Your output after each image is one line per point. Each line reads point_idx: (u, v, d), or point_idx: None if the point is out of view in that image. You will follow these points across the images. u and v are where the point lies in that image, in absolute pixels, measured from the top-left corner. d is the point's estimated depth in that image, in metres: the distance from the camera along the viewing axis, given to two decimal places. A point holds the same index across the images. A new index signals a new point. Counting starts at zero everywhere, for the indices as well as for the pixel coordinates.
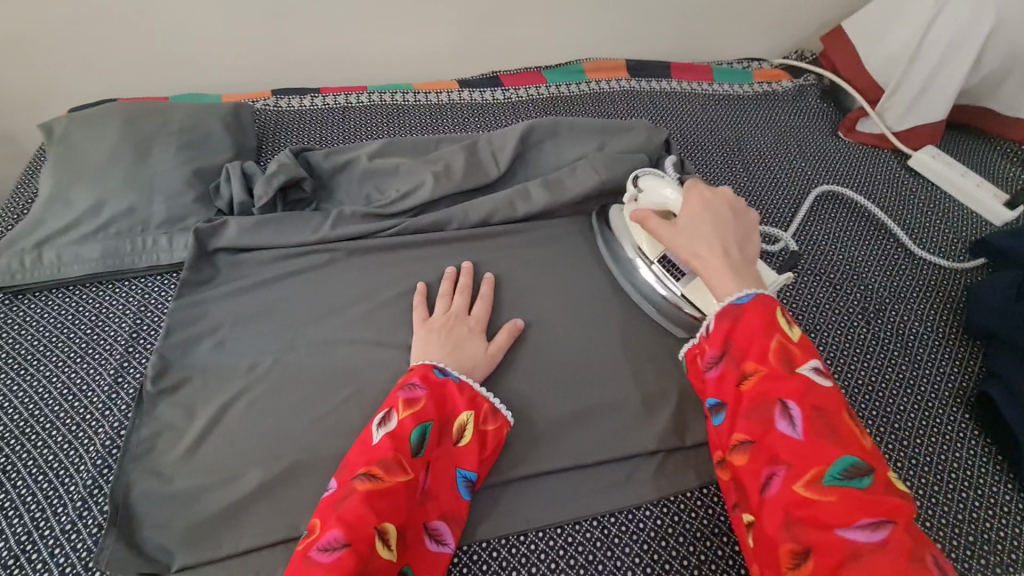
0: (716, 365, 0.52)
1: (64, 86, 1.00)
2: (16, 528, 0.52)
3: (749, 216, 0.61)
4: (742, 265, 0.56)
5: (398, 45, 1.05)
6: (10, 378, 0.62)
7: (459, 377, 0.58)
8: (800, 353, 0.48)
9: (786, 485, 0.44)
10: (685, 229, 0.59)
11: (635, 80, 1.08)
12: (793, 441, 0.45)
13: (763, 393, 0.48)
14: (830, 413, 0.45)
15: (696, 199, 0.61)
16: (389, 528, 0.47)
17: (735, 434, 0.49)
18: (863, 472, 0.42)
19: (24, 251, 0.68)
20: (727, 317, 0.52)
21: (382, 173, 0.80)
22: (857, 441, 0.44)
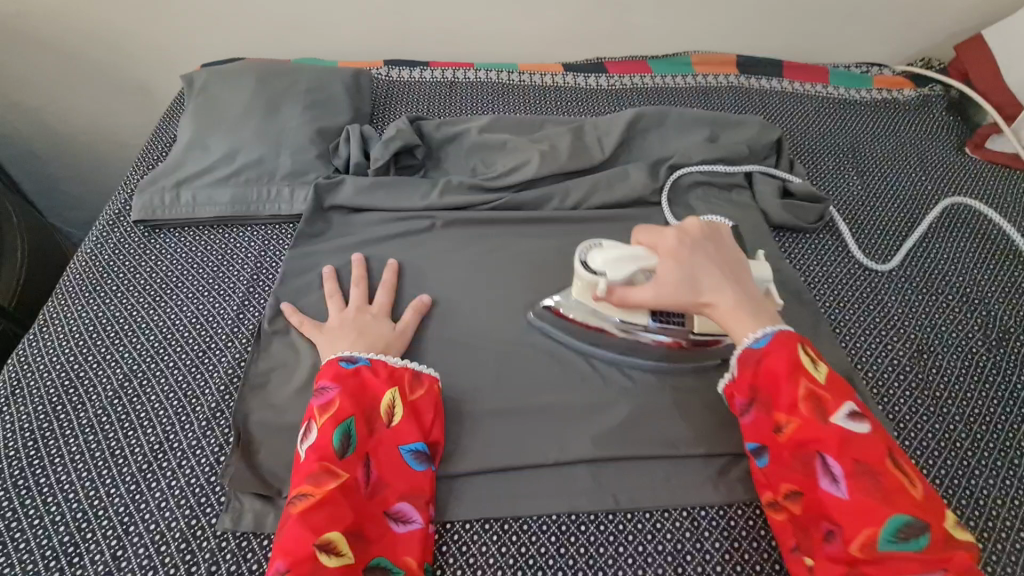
0: (752, 409, 0.54)
1: (199, 43, 1.08)
2: (149, 437, 0.57)
3: (721, 231, 0.61)
4: (747, 299, 0.56)
5: (508, 23, 1.06)
6: (146, 303, 0.67)
7: (368, 361, 0.58)
8: (830, 400, 0.50)
9: (844, 543, 0.46)
10: (681, 287, 0.55)
11: (744, 76, 1.04)
12: (841, 499, 0.46)
13: (806, 444, 0.49)
14: (875, 468, 0.47)
15: (672, 237, 0.58)
16: (335, 535, 0.47)
17: (784, 484, 0.50)
18: (918, 531, 0.44)
19: (165, 190, 0.74)
20: (749, 363, 0.54)
21: (489, 148, 0.82)
22: (905, 492, 0.46)
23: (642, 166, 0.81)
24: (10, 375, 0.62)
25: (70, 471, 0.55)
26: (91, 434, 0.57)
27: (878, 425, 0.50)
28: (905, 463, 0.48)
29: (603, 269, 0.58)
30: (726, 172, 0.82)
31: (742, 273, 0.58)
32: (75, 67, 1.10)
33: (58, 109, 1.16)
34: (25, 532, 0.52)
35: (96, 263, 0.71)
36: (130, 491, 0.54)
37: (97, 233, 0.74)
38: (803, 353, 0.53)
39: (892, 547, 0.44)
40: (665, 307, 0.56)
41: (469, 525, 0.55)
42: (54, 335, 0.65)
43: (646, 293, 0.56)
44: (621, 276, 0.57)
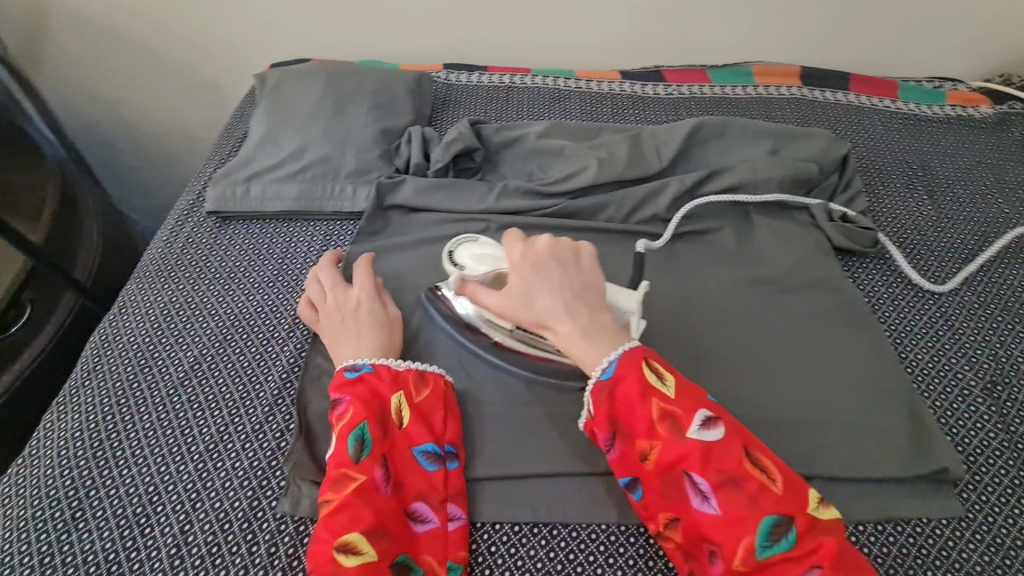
0: (616, 443, 0.52)
1: (269, 45, 1.13)
2: (216, 418, 0.60)
3: (582, 252, 0.58)
4: (591, 325, 0.54)
5: (567, 29, 1.07)
6: (216, 290, 0.71)
7: (371, 366, 0.57)
8: (681, 414, 0.48)
9: (725, 562, 0.44)
10: (520, 304, 0.55)
11: (808, 88, 1.02)
12: (713, 516, 0.45)
13: (672, 465, 0.47)
14: (733, 473, 0.46)
15: (519, 253, 0.57)
16: (355, 535, 0.47)
17: (661, 512, 0.48)
18: (785, 530, 0.44)
19: (238, 183, 0.78)
20: (603, 394, 0.52)
21: (547, 154, 0.82)
22: (767, 491, 0.45)
23: (701, 177, 0.80)
24: (92, 353, 0.66)
25: (143, 446, 0.58)
26: (164, 412, 0.61)
27: (732, 424, 0.49)
28: (763, 457, 0.47)
29: (465, 262, 0.61)
30: (791, 201, 0.80)
31: (594, 296, 0.56)
32: (154, 64, 1.16)
33: (136, 102, 1.23)
34: (102, 500, 0.55)
35: (171, 250, 0.75)
36: (198, 469, 0.57)
37: (173, 222, 0.78)
38: (649, 370, 0.51)
39: (768, 553, 0.43)
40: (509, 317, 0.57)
41: (517, 527, 0.55)
42: (132, 317, 0.69)
43: (493, 300, 0.57)
44: (478, 272, 0.60)
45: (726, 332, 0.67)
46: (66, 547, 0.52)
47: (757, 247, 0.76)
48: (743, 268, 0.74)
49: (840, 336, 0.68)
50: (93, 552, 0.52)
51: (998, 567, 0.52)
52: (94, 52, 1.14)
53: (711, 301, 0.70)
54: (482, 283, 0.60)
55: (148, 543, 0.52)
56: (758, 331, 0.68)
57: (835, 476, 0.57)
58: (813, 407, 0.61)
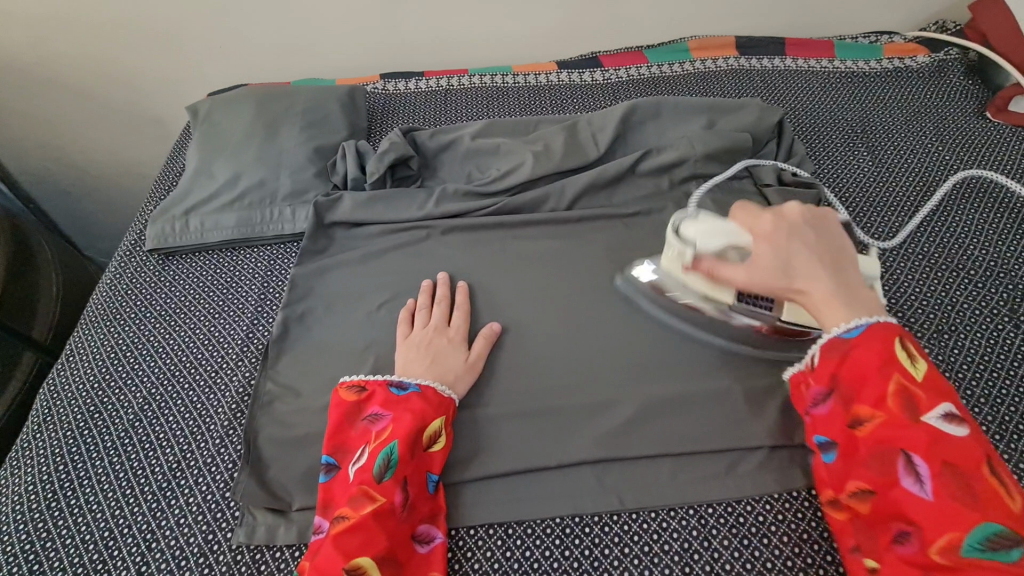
0: (829, 402, 0.51)
1: (207, 74, 1.12)
2: (168, 456, 0.60)
3: (828, 218, 0.56)
4: (848, 289, 0.52)
5: (499, 25, 1.06)
6: (162, 328, 0.70)
7: (417, 387, 0.57)
8: (925, 397, 0.46)
9: (923, 545, 0.43)
10: (775, 272, 0.53)
11: (745, 58, 1.02)
12: (926, 500, 0.44)
13: (888, 441, 0.46)
14: (968, 471, 0.43)
15: (768, 221, 0.55)
16: (365, 560, 0.47)
17: (858, 480, 0.48)
18: (1010, 545, 0.41)
19: (175, 218, 0.77)
20: (835, 354, 0.51)
21: (483, 153, 0.82)
22: (1000, 502, 0.42)
23: (638, 161, 0.80)
24: (42, 404, 0.66)
25: (97, 492, 0.58)
26: (117, 456, 0.60)
27: (976, 429, 0.46)
28: (1003, 472, 0.44)
29: (694, 238, 0.60)
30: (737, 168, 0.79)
31: (847, 265, 0.54)
32: (93, 107, 1.16)
33: (82, 146, 1.23)
34: (57, 550, 0.55)
35: (115, 293, 0.75)
36: (151, 510, 0.56)
37: (117, 264, 0.78)
38: (901, 348, 0.49)
39: (975, 555, 0.41)
40: (755, 288, 0.54)
41: (474, 530, 0.55)
42: (80, 364, 0.69)
43: (736, 272, 0.55)
44: (711, 247, 0.58)
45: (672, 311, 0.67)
46: None
47: None
48: None
49: None
50: None
51: None
52: (31, 101, 1.13)
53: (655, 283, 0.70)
54: (713, 257, 0.58)
55: None
56: None
57: (782, 444, 0.57)
58: (760, 377, 0.62)
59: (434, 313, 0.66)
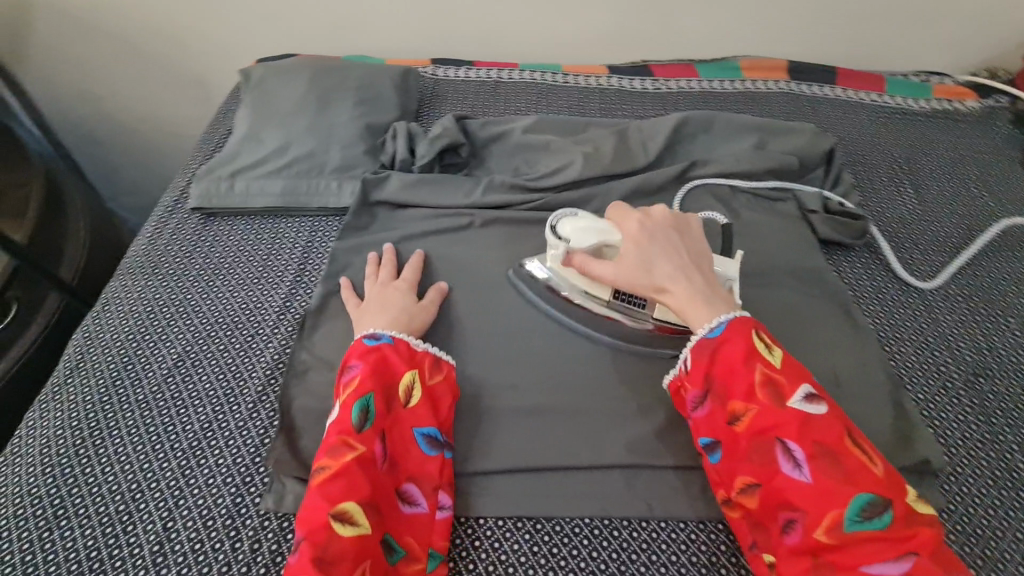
0: (705, 403, 0.52)
1: (256, 40, 1.12)
2: (200, 415, 0.60)
3: (693, 225, 0.62)
4: (707, 289, 0.56)
5: (553, 23, 1.06)
6: (200, 288, 0.70)
7: (392, 339, 0.58)
8: (786, 382, 0.49)
9: (807, 530, 0.44)
10: (635, 268, 0.57)
11: (796, 83, 1.02)
12: (805, 485, 0.45)
13: (765, 431, 0.48)
14: (835, 449, 0.46)
15: (635, 222, 0.60)
16: (350, 505, 0.47)
17: (743, 477, 0.48)
18: (880, 510, 0.43)
19: (222, 179, 0.77)
20: (706, 354, 0.53)
21: (533, 149, 0.82)
22: (865, 470, 0.45)
23: (687, 173, 0.80)
24: (75, 350, 0.66)
25: (126, 444, 0.58)
26: (148, 409, 0.60)
27: (833, 406, 0.49)
28: (862, 441, 0.47)
29: (568, 235, 0.63)
30: (788, 188, 0.80)
31: (705, 266, 0.59)
32: (136, 59, 1.15)
33: (121, 97, 1.22)
34: (84, 498, 0.55)
35: (154, 247, 0.75)
36: (181, 467, 0.56)
37: (158, 218, 0.78)
38: (757, 339, 0.52)
39: (857, 527, 0.43)
40: (620, 284, 0.59)
41: (501, 522, 0.55)
42: (115, 314, 0.68)
43: (605, 268, 0.59)
44: (585, 242, 0.62)
45: None
46: (46, 545, 0.52)
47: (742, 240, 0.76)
48: None
49: (822, 329, 0.68)
50: (75, 549, 0.52)
51: (977, 557, 0.53)
52: (76, 47, 1.13)
53: None
54: (588, 254, 0.62)
55: (130, 539, 0.52)
56: None
57: None
58: None
59: (382, 271, 0.68)
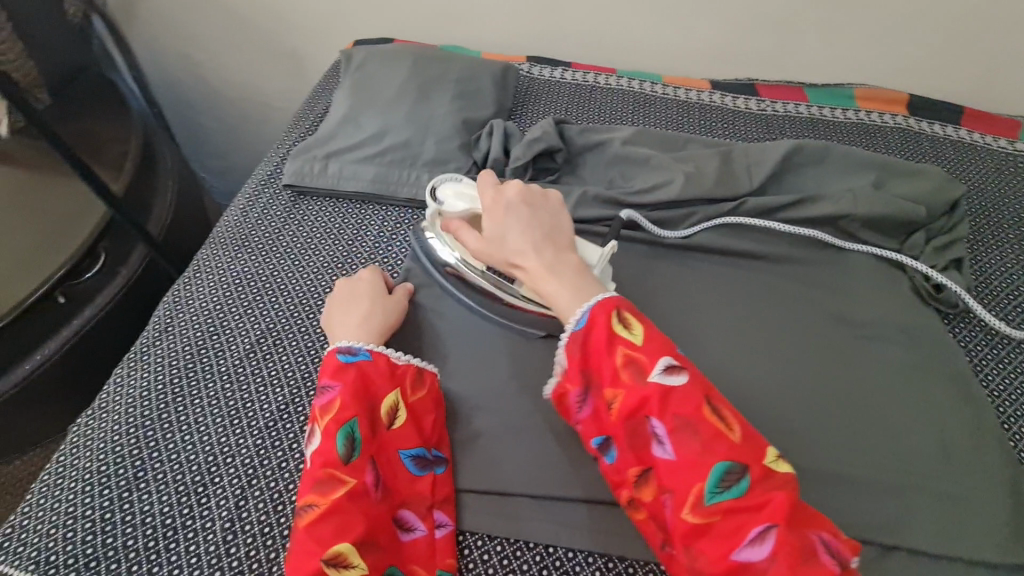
0: (585, 399, 0.49)
1: (356, 21, 1.12)
2: (278, 395, 0.60)
3: (551, 197, 0.57)
4: (558, 261, 0.52)
5: (657, 31, 1.02)
6: (286, 266, 0.70)
7: (368, 355, 0.55)
8: (647, 359, 0.46)
9: (677, 511, 0.43)
10: (490, 244, 0.55)
11: (916, 119, 0.94)
12: (670, 461, 0.44)
13: (634, 413, 0.45)
14: (693, 420, 0.44)
15: (491, 194, 0.57)
16: (343, 546, 0.45)
17: (627, 468, 0.47)
18: (738, 477, 0.42)
19: (316, 159, 0.77)
20: (575, 346, 0.48)
21: (630, 162, 0.79)
22: (722, 437, 0.43)
23: (794, 206, 0.75)
24: (164, 313, 0.67)
25: (205, 413, 0.59)
26: (229, 382, 0.61)
27: (695, 371, 0.46)
28: (724, 407, 0.45)
29: (444, 198, 0.64)
30: (849, 246, 0.73)
31: (561, 238, 0.54)
32: (239, 30, 1.17)
33: (217, 64, 1.25)
34: (163, 463, 0.55)
35: (245, 219, 0.76)
36: (256, 445, 0.56)
37: (251, 191, 0.79)
38: (617, 320, 0.48)
39: (717, 497, 0.42)
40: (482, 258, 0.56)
41: (572, 553, 0.52)
42: (205, 283, 0.70)
43: (470, 237, 0.57)
44: (456, 209, 0.63)
45: (806, 376, 0.63)
46: (125, 506, 0.53)
47: (848, 286, 0.71)
48: (832, 306, 0.68)
49: (935, 394, 0.62)
50: (152, 514, 0.52)
51: None
52: (184, 12, 1.16)
53: (793, 340, 0.65)
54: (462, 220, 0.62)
55: (203, 513, 0.52)
56: (842, 378, 0.63)
57: (921, 551, 0.52)
58: (901, 471, 0.56)
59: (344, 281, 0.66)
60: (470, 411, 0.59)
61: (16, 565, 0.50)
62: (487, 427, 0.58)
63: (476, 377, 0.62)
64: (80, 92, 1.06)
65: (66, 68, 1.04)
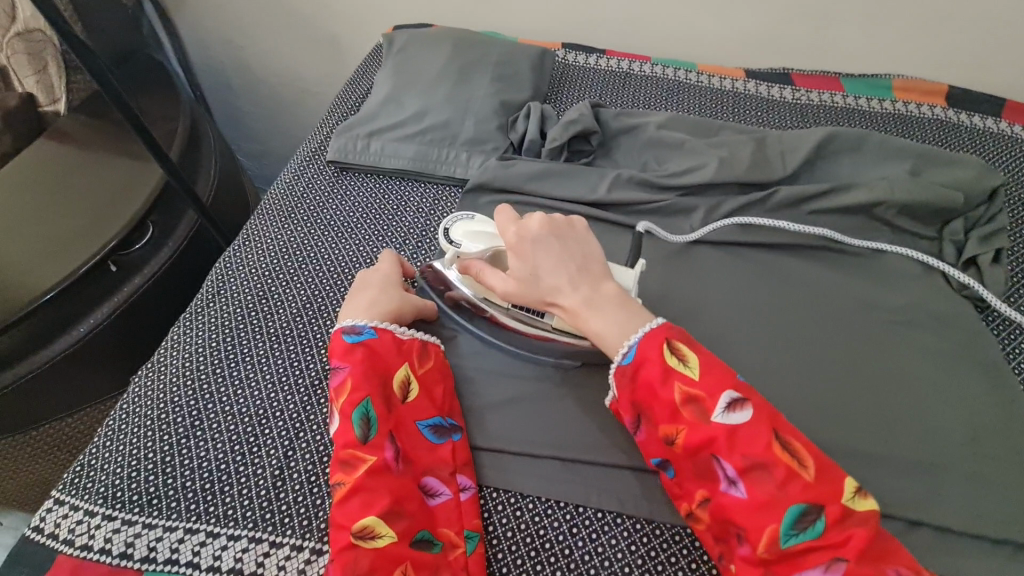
0: (641, 428, 0.52)
1: (395, 7, 1.15)
2: (323, 356, 0.63)
3: (575, 224, 0.58)
4: (598, 291, 0.54)
5: (693, 20, 1.02)
6: (330, 237, 0.74)
7: (372, 332, 0.57)
8: (710, 398, 0.47)
9: (749, 550, 0.45)
10: (524, 286, 0.54)
11: (955, 111, 0.93)
12: (740, 500, 0.45)
13: (702, 451, 0.47)
14: (764, 461, 0.45)
15: (515, 234, 0.56)
16: (371, 519, 0.47)
17: (693, 499, 0.49)
18: (814, 517, 0.43)
19: (359, 137, 0.80)
20: (626, 379, 0.51)
21: (665, 147, 0.80)
22: (797, 477, 0.44)
23: (828, 192, 0.75)
24: (216, 279, 0.71)
25: (255, 371, 0.62)
26: (277, 343, 0.64)
27: (761, 406, 0.48)
28: (793, 441, 0.46)
29: (460, 240, 0.63)
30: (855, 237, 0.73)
31: (595, 267, 0.55)
32: (282, 15, 1.21)
33: (260, 48, 1.29)
34: (217, 414, 0.59)
35: (292, 193, 0.79)
36: (303, 401, 0.59)
37: (296, 166, 0.83)
38: (671, 353, 0.50)
39: (794, 539, 0.43)
40: (514, 299, 0.56)
41: (601, 514, 0.54)
42: (254, 252, 0.73)
43: (498, 281, 0.56)
44: (475, 249, 0.61)
45: (836, 358, 0.63)
46: (183, 451, 0.57)
47: (882, 272, 0.71)
48: (863, 291, 0.69)
49: (965, 379, 0.62)
50: (207, 460, 0.56)
51: None
52: None
53: (823, 322, 0.66)
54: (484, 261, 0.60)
55: (254, 461, 0.56)
56: (872, 360, 0.63)
57: (947, 528, 0.53)
58: (930, 452, 0.57)
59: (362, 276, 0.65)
60: (505, 379, 0.62)
61: (86, 499, 0.54)
62: (521, 395, 0.61)
63: (510, 348, 0.64)
64: (131, 73, 1.10)
65: (119, 49, 1.09)
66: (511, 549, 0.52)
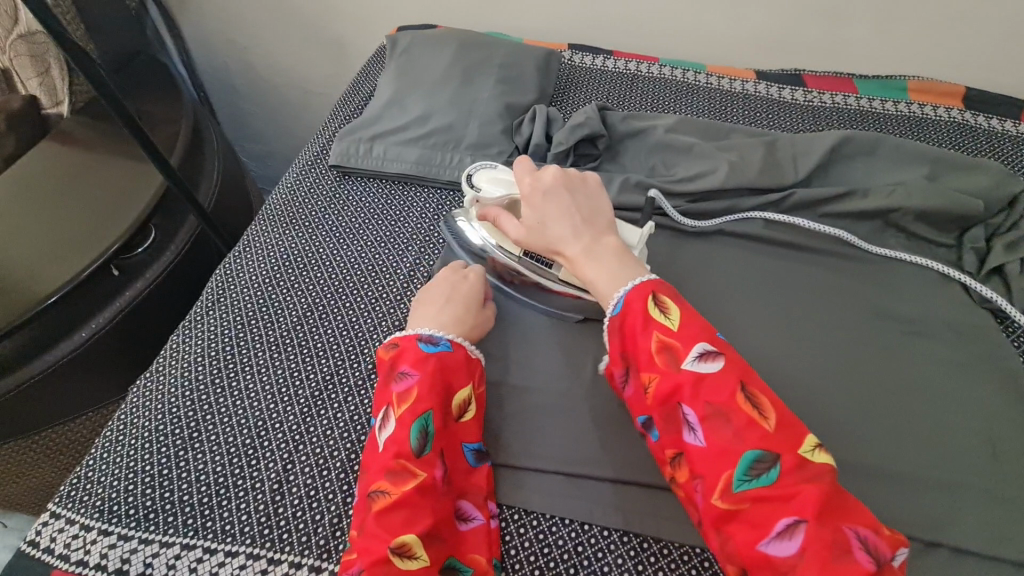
0: (627, 382, 0.52)
1: (400, 6, 1.13)
2: (323, 365, 0.62)
3: (589, 179, 0.60)
4: (599, 243, 0.55)
5: (703, 19, 1.00)
6: (332, 243, 0.73)
7: (450, 346, 0.55)
8: (681, 344, 0.47)
9: (706, 496, 0.44)
10: (534, 232, 0.58)
11: (972, 114, 0.91)
12: (700, 447, 0.45)
13: (668, 398, 0.47)
14: (725, 407, 0.44)
15: (528, 184, 0.59)
16: (409, 537, 0.45)
17: (667, 452, 0.48)
18: (768, 465, 0.42)
19: (361, 140, 0.79)
20: (615, 331, 0.52)
21: (673, 151, 0.78)
22: (756, 426, 0.44)
23: (841, 198, 0.73)
24: (216, 285, 0.70)
25: (254, 380, 0.61)
26: (277, 352, 0.63)
27: (733, 359, 0.47)
28: (761, 394, 0.45)
29: (481, 185, 0.66)
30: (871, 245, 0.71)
31: (600, 221, 0.57)
32: (285, 14, 1.19)
33: (264, 49, 1.28)
34: (215, 424, 0.58)
35: (294, 198, 0.78)
36: (303, 412, 0.58)
37: (299, 170, 0.82)
38: (653, 305, 0.50)
39: (744, 486, 0.42)
40: (525, 245, 0.59)
41: (607, 532, 0.53)
42: (254, 258, 0.72)
43: (511, 227, 0.60)
44: (495, 197, 0.64)
45: (850, 370, 0.61)
46: (180, 462, 0.56)
47: (896, 281, 0.69)
48: (878, 300, 0.67)
49: (983, 393, 0.60)
50: (204, 472, 0.55)
51: None
52: None
53: (836, 333, 0.64)
54: (501, 208, 0.63)
55: (253, 473, 0.55)
56: (888, 373, 0.61)
57: (965, 550, 0.51)
58: (946, 469, 0.55)
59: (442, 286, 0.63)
60: (509, 391, 0.60)
61: (82, 512, 0.53)
62: (526, 406, 0.59)
63: (516, 359, 0.63)
64: (134, 74, 1.09)
65: (123, 50, 1.08)
66: (513, 568, 0.51)
